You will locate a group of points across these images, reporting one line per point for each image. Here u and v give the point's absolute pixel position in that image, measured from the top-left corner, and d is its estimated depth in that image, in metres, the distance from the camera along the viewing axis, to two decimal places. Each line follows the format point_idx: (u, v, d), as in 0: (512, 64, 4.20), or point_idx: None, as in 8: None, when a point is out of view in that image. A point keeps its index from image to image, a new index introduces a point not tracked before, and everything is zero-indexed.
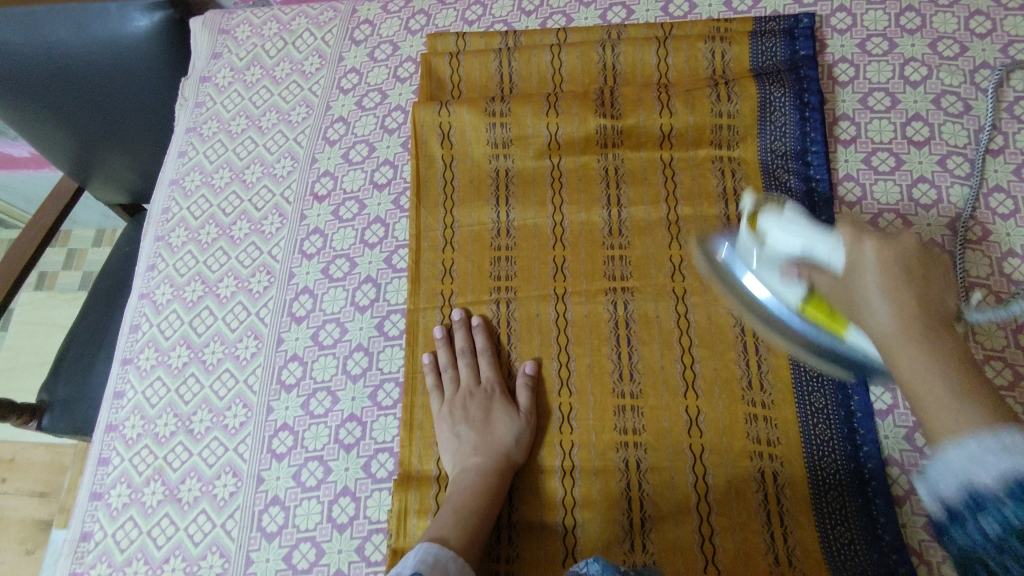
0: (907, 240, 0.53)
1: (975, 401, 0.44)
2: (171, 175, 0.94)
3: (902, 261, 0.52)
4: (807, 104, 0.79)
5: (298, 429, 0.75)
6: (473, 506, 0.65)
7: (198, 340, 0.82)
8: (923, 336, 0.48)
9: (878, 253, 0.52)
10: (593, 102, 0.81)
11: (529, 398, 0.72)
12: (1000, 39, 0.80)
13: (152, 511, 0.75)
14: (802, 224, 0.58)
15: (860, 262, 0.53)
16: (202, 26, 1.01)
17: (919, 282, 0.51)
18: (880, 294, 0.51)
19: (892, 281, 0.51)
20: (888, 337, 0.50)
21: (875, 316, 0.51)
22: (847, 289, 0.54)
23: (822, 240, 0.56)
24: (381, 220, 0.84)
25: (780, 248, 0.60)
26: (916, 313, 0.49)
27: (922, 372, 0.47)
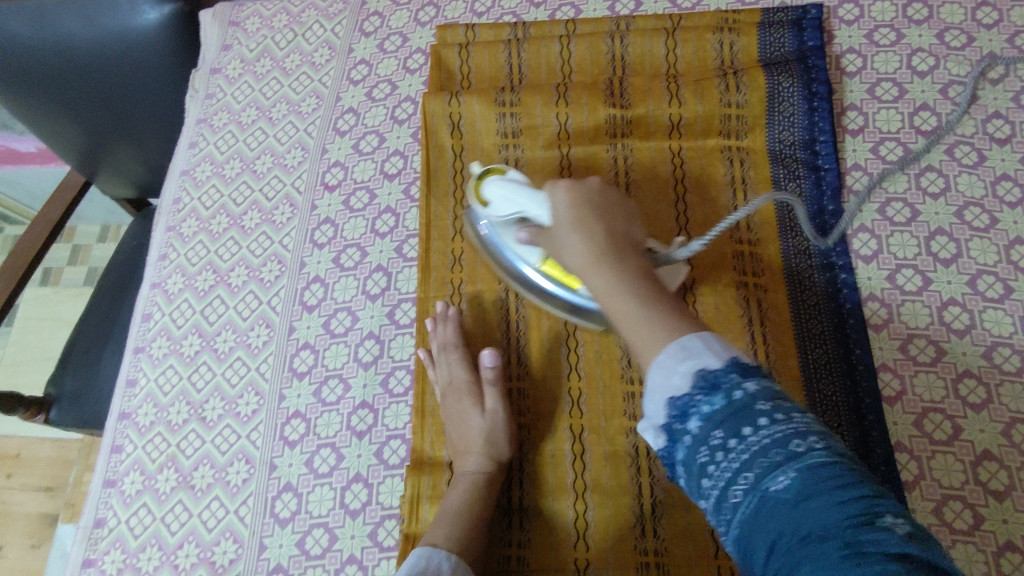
0: (590, 182, 0.59)
1: (662, 312, 0.48)
2: (182, 166, 0.94)
3: (587, 199, 0.58)
4: (815, 94, 0.79)
5: (310, 417, 0.76)
6: (467, 506, 0.65)
7: (210, 329, 0.82)
8: (608, 255, 0.53)
9: (568, 198, 0.58)
10: (603, 93, 0.82)
11: (497, 394, 0.71)
12: (1007, 30, 0.81)
13: (165, 497, 0.75)
14: (512, 186, 0.64)
15: (557, 218, 0.58)
16: (212, 18, 1.02)
17: (603, 210, 0.57)
18: (575, 234, 0.55)
19: (580, 217, 0.56)
20: (583, 266, 0.54)
21: (572, 246, 0.55)
22: (554, 242, 0.59)
23: (535, 198, 0.62)
24: (392, 210, 0.84)
25: (495, 212, 0.67)
26: (600, 240, 0.54)
27: (617, 300, 0.50)
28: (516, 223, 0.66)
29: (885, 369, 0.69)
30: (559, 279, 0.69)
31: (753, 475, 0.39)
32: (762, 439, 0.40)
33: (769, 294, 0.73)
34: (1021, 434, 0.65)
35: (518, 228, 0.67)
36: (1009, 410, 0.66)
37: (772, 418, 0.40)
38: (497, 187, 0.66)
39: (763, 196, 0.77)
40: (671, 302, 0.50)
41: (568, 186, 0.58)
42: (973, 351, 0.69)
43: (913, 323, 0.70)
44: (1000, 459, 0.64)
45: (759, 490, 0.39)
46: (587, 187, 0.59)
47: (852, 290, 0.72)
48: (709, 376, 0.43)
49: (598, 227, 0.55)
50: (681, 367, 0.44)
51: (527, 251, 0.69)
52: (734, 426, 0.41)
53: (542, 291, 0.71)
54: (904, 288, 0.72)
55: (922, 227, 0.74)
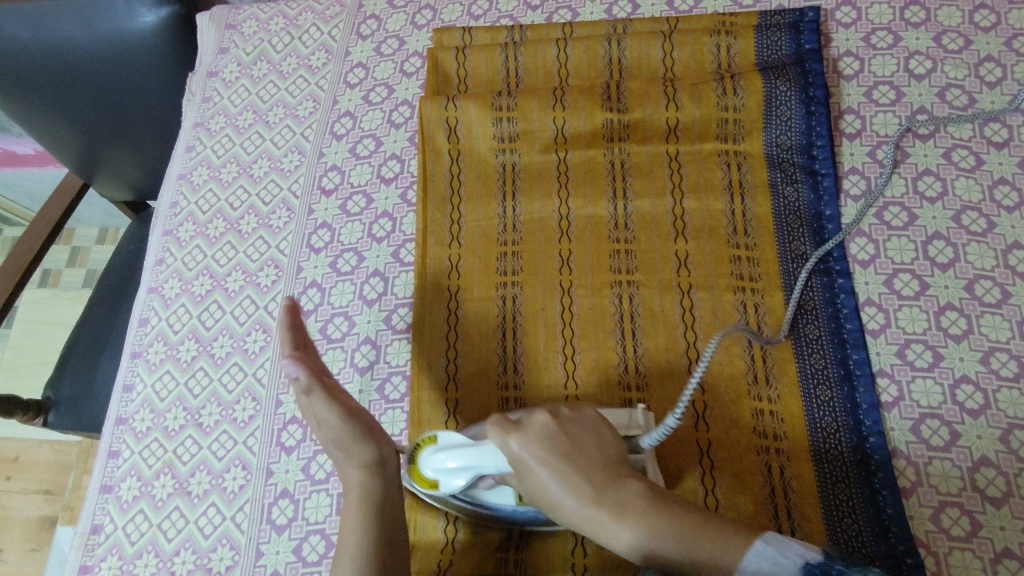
0: (538, 422, 0.62)
1: (689, 521, 0.54)
2: (179, 170, 0.94)
3: (553, 440, 0.61)
4: (813, 97, 0.79)
5: (307, 423, 0.76)
6: (356, 527, 0.59)
7: (206, 334, 0.82)
8: (607, 501, 0.57)
9: (528, 445, 0.61)
10: (599, 97, 0.81)
11: (324, 396, 0.63)
12: (1005, 33, 0.80)
13: (162, 504, 0.75)
14: (466, 450, 0.64)
15: (531, 472, 0.61)
16: (209, 22, 1.01)
17: (569, 448, 0.61)
18: (558, 483, 0.59)
19: (559, 467, 0.59)
20: (587, 517, 0.58)
21: (560, 495, 0.59)
22: (542, 490, 0.60)
23: (484, 455, 0.63)
24: (389, 215, 0.84)
25: (455, 485, 0.64)
26: (585, 488, 0.58)
27: (640, 542, 0.55)
28: (475, 481, 0.65)
29: (883, 374, 0.69)
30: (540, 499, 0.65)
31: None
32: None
33: (767, 299, 0.73)
34: (1019, 440, 0.65)
35: (484, 481, 0.65)
36: (1006, 415, 0.66)
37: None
38: (444, 455, 0.65)
39: (760, 200, 0.77)
40: (684, 510, 0.55)
41: (519, 439, 0.61)
42: (970, 356, 0.68)
43: (910, 328, 0.70)
44: (997, 465, 0.64)
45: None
46: (536, 434, 0.61)
47: (849, 294, 0.72)
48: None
49: (573, 474, 0.59)
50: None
51: (493, 493, 0.66)
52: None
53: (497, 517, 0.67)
54: (901, 292, 0.72)
55: (919, 231, 0.74)
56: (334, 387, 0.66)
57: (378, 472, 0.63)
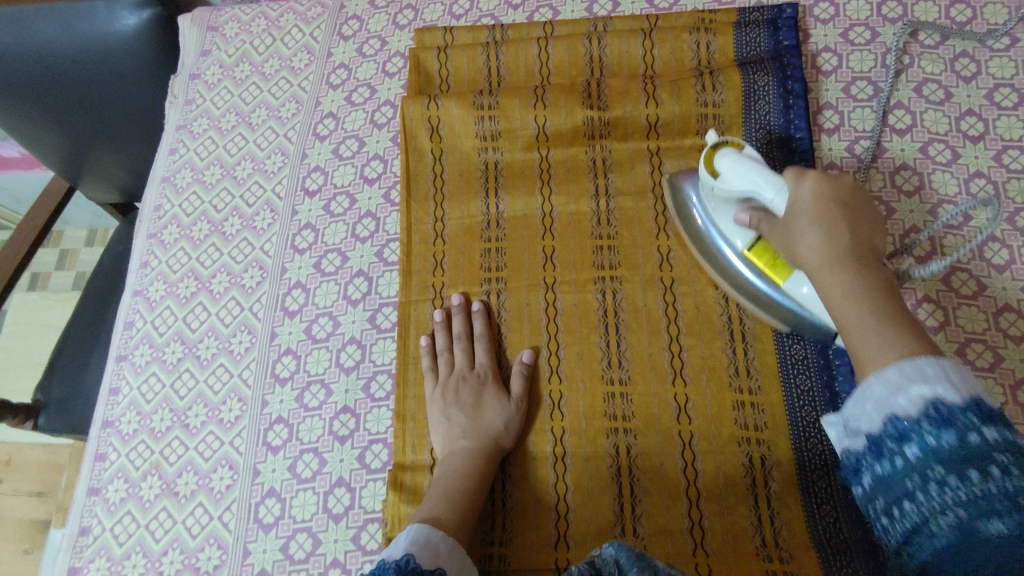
0: (844, 181, 0.60)
1: (900, 338, 0.48)
2: (162, 173, 0.94)
3: (837, 197, 0.58)
4: (791, 92, 0.79)
5: (293, 422, 0.76)
6: (465, 488, 0.67)
7: (192, 336, 0.83)
8: (852, 260, 0.54)
9: (814, 191, 0.59)
10: (580, 94, 0.82)
11: (522, 381, 0.73)
12: (979, 28, 0.81)
13: (149, 505, 0.75)
14: (751, 163, 0.64)
15: (797, 204, 0.59)
16: (191, 24, 1.01)
17: (854, 214, 0.58)
18: (814, 225, 0.57)
19: (824, 214, 0.57)
20: (815, 263, 0.56)
21: (812, 238, 0.57)
22: (789, 236, 0.60)
23: (769, 184, 0.62)
24: (372, 215, 0.84)
25: (732, 186, 0.66)
26: (844, 246, 0.55)
27: (844, 293, 0.53)
28: (747, 201, 0.65)
29: None
30: (766, 270, 0.67)
31: (967, 513, 0.39)
32: (990, 485, 0.39)
33: None
34: None
35: (745, 210, 0.66)
36: None
37: (1007, 472, 0.39)
38: (730, 161, 0.66)
39: None
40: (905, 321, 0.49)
41: (816, 182, 0.59)
42: (946, 347, 0.69)
43: None
44: None
45: (971, 527, 0.39)
46: (830, 190, 0.59)
47: None
48: (942, 409, 0.42)
49: (840, 228, 0.56)
50: (890, 397, 0.45)
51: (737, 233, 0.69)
52: (960, 467, 0.40)
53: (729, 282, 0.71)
54: None
55: (897, 225, 0.75)
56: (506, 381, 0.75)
57: (497, 454, 0.70)
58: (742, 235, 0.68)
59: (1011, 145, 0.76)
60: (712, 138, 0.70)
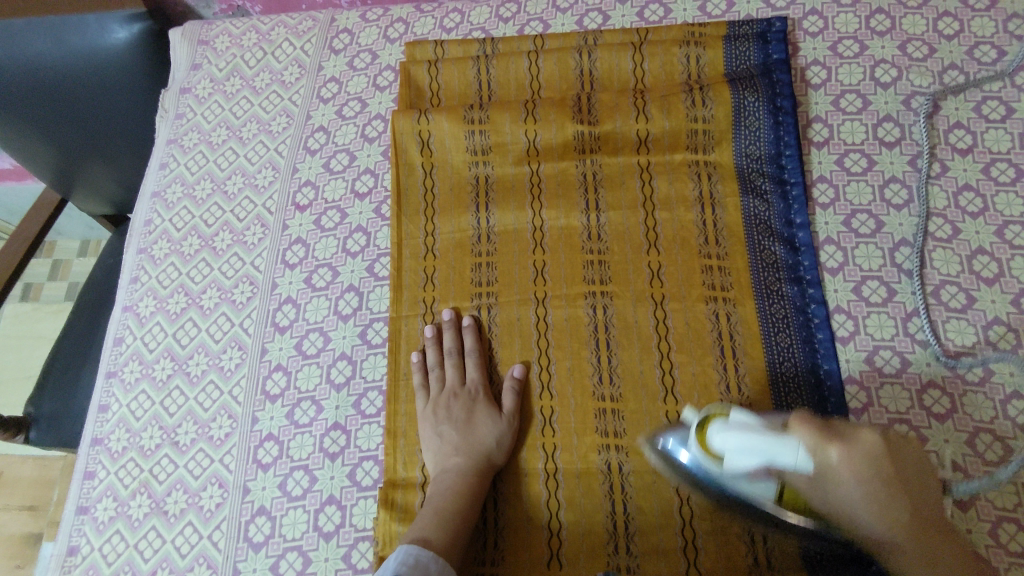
0: (863, 437, 0.53)
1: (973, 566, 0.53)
2: (153, 187, 0.94)
3: (875, 465, 0.52)
4: (781, 107, 0.80)
5: (283, 439, 0.76)
6: (458, 506, 0.66)
7: (182, 352, 0.82)
8: (920, 539, 0.53)
9: (847, 464, 0.52)
10: (570, 109, 0.82)
11: (513, 396, 0.73)
12: (967, 41, 0.82)
13: (138, 524, 0.75)
14: (755, 435, 0.54)
15: (841, 486, 0.52)
16: (181, 38, 1.01)
17: (893, 478, 0.52)
18: (862, 493, 0.52)
19: (872, 484, 0.52)
20: (882, 543, 0.53)
21: (869, 524, 0.53)
22: (836, 504, 0.53)
23: (785, 447, 0.52)
24: (363, 229, 0.84)
25: (741, 468, 0.55)
26: (903, 520, 0.53)
27: (923, 567, 0.53)
28: (757, 473, 0.55)
29: (852, 381, 0.70)
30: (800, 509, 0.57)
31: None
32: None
33: (738, 308, 0.73)
34: (984, 444, 0.66)
35: (758, 476, 0.55)
36: (972, 419, 0.67)
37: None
38: (731, 433, 0.56)
39: (730, 209, 0.78)
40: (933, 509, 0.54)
41: (845, 451, 0.51)
42: (937, 361, 0.69)
43: (879, 335, 0.71)
44: (964, 469, 0.65)
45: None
46: (865, 447, 0.52)
47: (820, 304, 0.73)
48: None
49: (891, 499, 0.52)
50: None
51: (755, 484, 0.56)
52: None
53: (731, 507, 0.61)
54: (870, 299, 0.73)
55: (886, 238, 0.75)
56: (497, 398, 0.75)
57: (489, 470, 0.70)
58: (762, 487, 0.56)
59: (1000, 158, 0.76)
60: (692, 417, 0.62)
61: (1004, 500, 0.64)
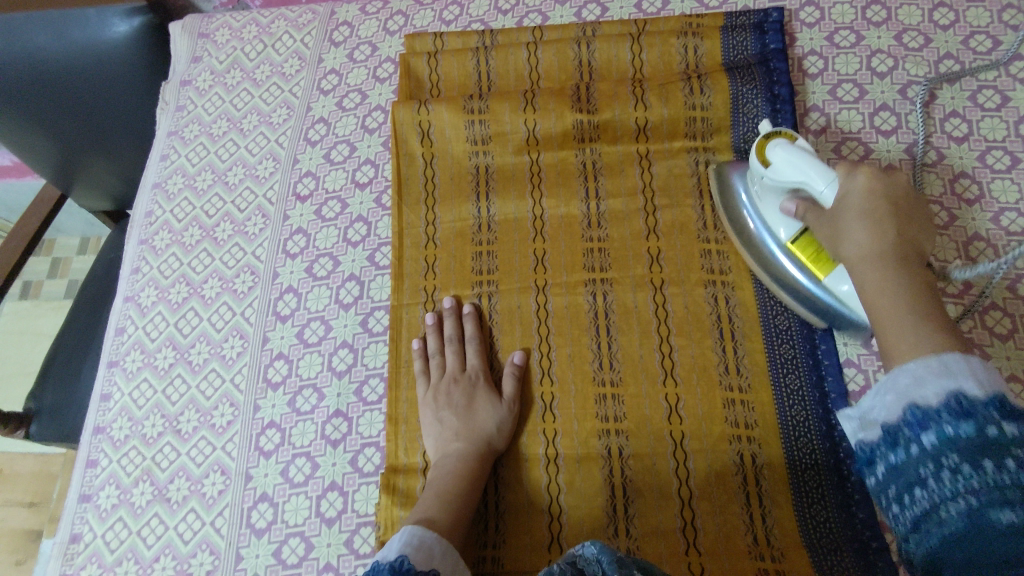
0: (892, 178, 0.62)
1: (930, 318, 0.52)
2: (154, 179, 0.94)
3: (888, 195, 0.61)
4: (778, 96, 0.80)
5: (285, 426, 0.76)
6: (459, 490, 0.67)
7: (183, 341, 0.83)
8: (889, 259, 0.57)
9: (864, 186, 0.61)
10: (569, 99, 0.82)
11: (513, 381, 0.73)
12: (962, 31, 0.82)
13: (141, 511, 0.75)
14: (804, 159, 0.65)
15: (845, 200, 0.61)
16: (182, 31, 1.02)
17: (900, 213, 0.60)
18: (863, 203, 0.60)
19: (870, 210, 0.60)
20: (861, 253, 0.59)
21: (853, 231, 0.60)
22: (834, 226, 0.62)
23: (819, 178, 0.64)
24: (364, 219, 0.85)
25: (782, 178, 0.67)
26: (889, 235, 0.58)
27: (884, 286, 0.55)
28: (792, 195, 0.67)
29: (850, 364, 0.70)
30: (808, 264, 0.68)
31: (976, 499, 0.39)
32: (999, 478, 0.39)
33: (737, 293, 0.74)
34: None
35: (790, 202, 0.67)
36: None
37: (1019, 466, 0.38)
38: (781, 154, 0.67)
39: None
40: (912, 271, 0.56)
41: (867, 177, 0.61)
42: None
43: None
44: None
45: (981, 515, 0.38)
46: (885, 184, 0.61)
47: None
48: (964, 401, 0.42)
49: (884, 222, 0.59)
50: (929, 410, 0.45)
51: (788, 223, 0.69)
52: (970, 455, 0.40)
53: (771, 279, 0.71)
54: None
55: None
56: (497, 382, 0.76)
57: (490, 456, 0.70)
58: (787, 227, 0.69)
59: (995, 146, 0.77)
60: (766, 130, 0.71)
61: None
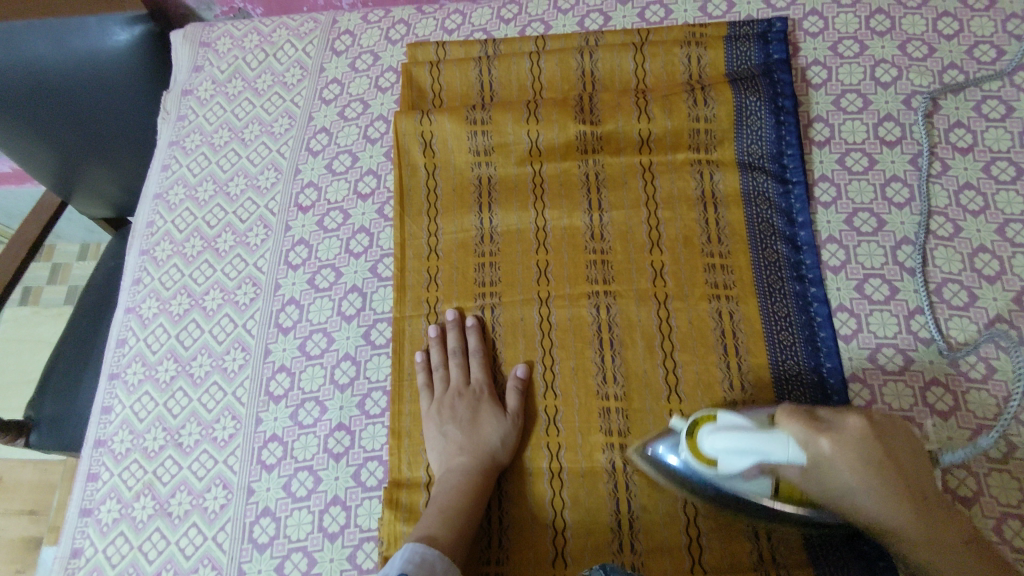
0: (851, 423, 0.54)
1: (965, 552, 0.55)
2: (155, 189, 0.94)
3: (861, 447, 0.53)
4: (782, 107, 0.80)
5: (287, 440, 0.76)
6: (464, 505, 0.66)
7: (185, 354, 0.82)
8: (908, 511, 0.54)
9: (838, 450, 0.53)
10: (572, 109, 0.82)
11: (516, 396, 0.73)
12: (966, 41, 0.82)
13: (142, 525, 0.75)
14: (745, 437, 0.56)
15: (833, 474, 0.54)
16: (183, 39, 1.01)
17: (882, 458, 0.53)
18: (866, 493, 0.54)
19: (865, 469, 0.53)
20: (875, 517, 0.55)
21: (869, 509, 0.55)
22: (831, 495, 0.56)
23: (774, 444, 0.54)
24: (365, 230, 0.84)
25: (733, 468, 0.57)
26: (899, 503, 0.54)
27: (927, 553, 0.55)
28: (750, 471, 0.57)
29: (855, 380, 0.70)
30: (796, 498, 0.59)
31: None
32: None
33: (741, 306, 0.74)
34: (987, 440, 0.66)
35: (752, 472, 0.57)
36: (975, 416, 0.67)
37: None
38: (719, 439, 0.58)
39: (732, 209, 0.78)
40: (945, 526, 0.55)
41: (834, 441, 0.53)
42: (939, 359, 0.70)
43: (882, 332, 0.72)
44: (968, 466, 0.65)
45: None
46: (853, 433, 0.53)
47: (822, 303, 0.73)
48: None
49: (886, 484, 0.53)
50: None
51: (754, 481, 0.59)
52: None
53: (684, 482, 0.63)
54: (872, 297, 0.73)
55: (888, 236, 0.75)
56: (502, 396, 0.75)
57: (493, 471, 0.70)
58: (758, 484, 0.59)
59: (1000, 157, 0.77)
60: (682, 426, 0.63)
61: (1009, 496, 0.64)
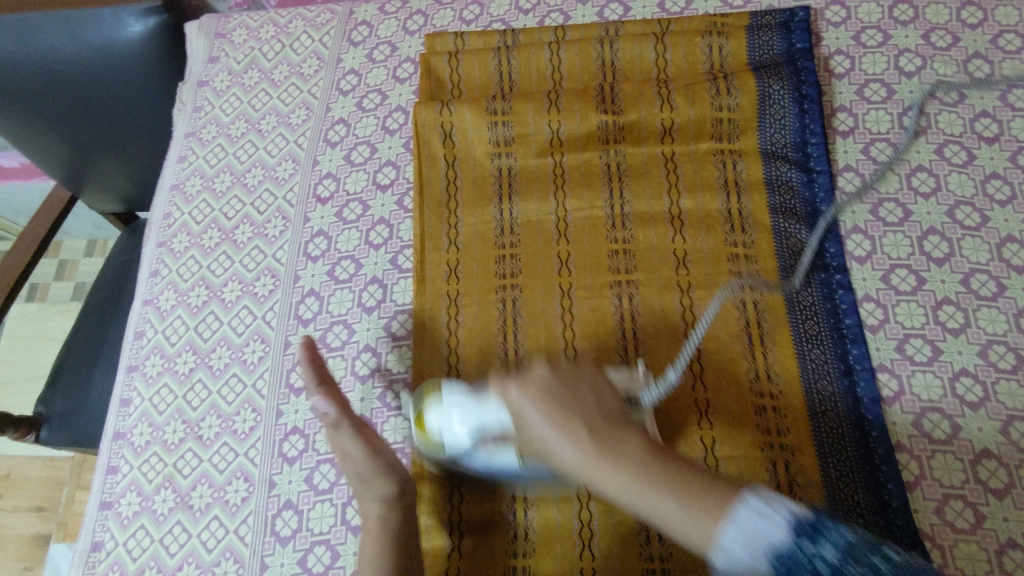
0: (538, 371, 0.59)
1: (680, 478, 0.48)
2: (171, 181, 0.93)
3: (547, 394, 0.57)
4: (806, 96, 0.80)
5: (309, 433, 0.75)
6: (385, 555, 0.61)
7: (204, 346, 0.82)
8: (601, 444, 0.52)
9: (521, 393, 0.58)
10: (594, 99, 0.81)
11: (350, 433, 0.67)
12: (991, 29, 0.81)
13: (163, 518, 0.74)
14: (469, 404, 0.65)
15: (523, 419, 0.58)
16: (199, 31, 1.01)
17: (570, 398, 0.57)
18: (552, 429, 0.55)
19: (548, 407, 0.56)
20: (583, 464, 0.52)
21: (564, 445, 0.54)
22: (534, 436, 0.57)
23: (488, 407, 0.64)
24: (385, 221, 0.84)
25: (455, 440, 0.66)
26: (584, 436, 0.53)
27: (621, 479, 0.49)
28: (475, 442, 0.65)
29: (883, 369, 0.70)
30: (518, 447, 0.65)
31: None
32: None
33: (765, 296, 0.73)
34: (1018, 431, 0.65)
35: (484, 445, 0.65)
36: (1006, 407, 0.66)
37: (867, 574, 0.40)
38: (445, 412, 0.66)
39: (755, 197, 0.77)
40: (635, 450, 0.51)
41: (518, 387, 0.59)
42: (968, 349, 0.69)
43: (908, 322, 0.71)
44: (999, 457, 0.65)
45: None
46: (539, 382, 0.58)
47: (847, 290, 0.73)
48: (787, 560, 0.42)
49: (568, 416, 0.55)
50: (759, 526, 0.43)
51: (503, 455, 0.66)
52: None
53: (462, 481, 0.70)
54: (898, 288, 0.72)
55: (914, 227, 0.75)
56: (361, 423, 0.69)
57: (400, 508, 0.65)
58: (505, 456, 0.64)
59: None
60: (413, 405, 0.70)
61: None
